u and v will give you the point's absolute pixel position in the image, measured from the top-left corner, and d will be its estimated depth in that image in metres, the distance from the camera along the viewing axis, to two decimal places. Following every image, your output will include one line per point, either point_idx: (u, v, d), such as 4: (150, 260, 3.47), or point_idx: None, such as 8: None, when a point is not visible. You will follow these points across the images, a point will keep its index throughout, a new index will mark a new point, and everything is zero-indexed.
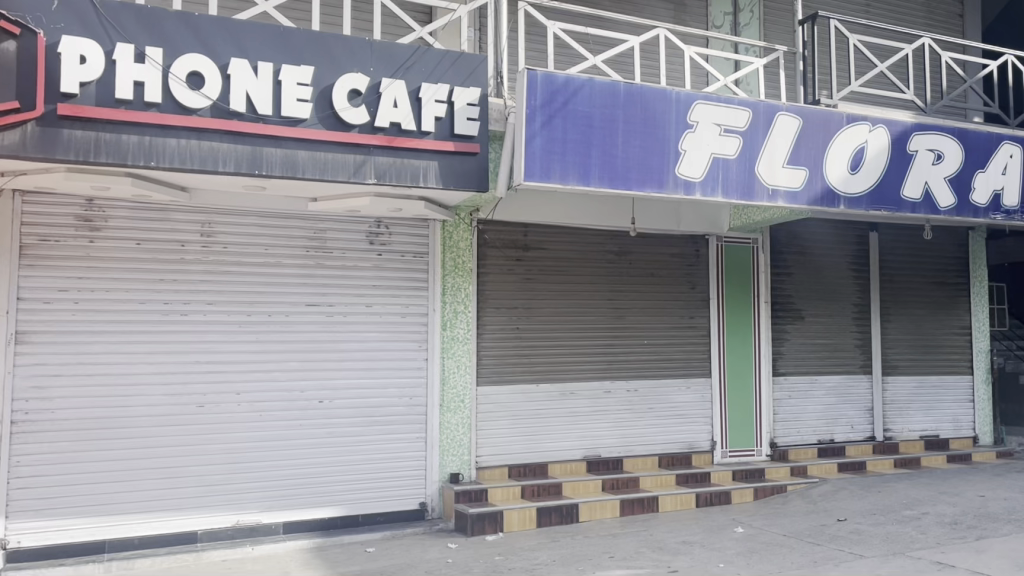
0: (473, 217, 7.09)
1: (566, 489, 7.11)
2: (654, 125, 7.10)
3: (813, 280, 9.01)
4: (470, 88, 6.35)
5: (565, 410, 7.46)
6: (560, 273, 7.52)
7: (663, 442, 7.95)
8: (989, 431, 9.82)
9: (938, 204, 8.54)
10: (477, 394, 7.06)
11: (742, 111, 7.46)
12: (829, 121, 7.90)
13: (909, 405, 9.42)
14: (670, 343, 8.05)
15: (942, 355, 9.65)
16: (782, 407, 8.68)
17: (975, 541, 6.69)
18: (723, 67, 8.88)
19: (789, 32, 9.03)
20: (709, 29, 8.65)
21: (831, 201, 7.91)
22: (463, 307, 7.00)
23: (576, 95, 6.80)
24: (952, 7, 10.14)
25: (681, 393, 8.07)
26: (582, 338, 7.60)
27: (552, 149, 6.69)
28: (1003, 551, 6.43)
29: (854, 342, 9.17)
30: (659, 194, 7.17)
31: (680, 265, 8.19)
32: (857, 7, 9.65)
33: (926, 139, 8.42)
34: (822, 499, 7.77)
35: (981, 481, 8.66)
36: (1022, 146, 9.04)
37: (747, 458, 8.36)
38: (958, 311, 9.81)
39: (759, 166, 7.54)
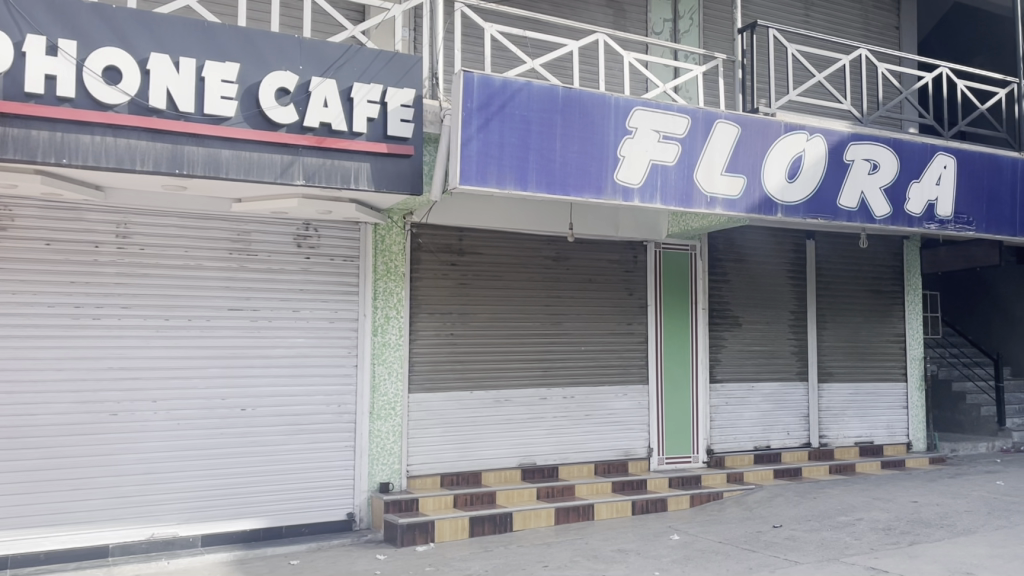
0: (407, 220, 6.96)
1: (500, 498, 7.00)
2: (593, 130, 7.05)
3: (750, 288, 9.04)
4: (404, 89, 6.24)
5: (499, 418, 7.35)
6: (496, 278, 7.42)
7: (599, 449, 7.87)
8: (922, 437, 9.92)
9: (874, 214, 8.64)
10: (408, 401, 6.91)
11: (681, 118, 7.46)
12: (767, 129, 7.94)
13: (844, 412, 9.50)
14: (607, 350, 7.99)
15: (877, 362, 9.76)
16: (719, 414, 8.69)
17: (908, 546, 6.74)
18: (663, 74, 8.85)
19: (728, 40, 9.02)
20: (648, 35, 8.61)
21: (768, 208, 7.94)
22: (395, 312, 6.85)
23: (514, 99, 6.72)
24: (889, 19, 10.23)
25: (617, 400, 8.01)
26: (518, 344, 7.50)
27: (488, 152, 6.59)
28: (935, 556, 6.48)
29: (790, 348, 9.22)
30: (598, 200, 7.11)
31: (617, 271, 8.13)
32: (797, 16, 9.65)
33: (861, 149, 8.51)
34: (757, 506, 7.77)
35: (913, 487, 8.76)
36: (956, 157, 9.20)
37: (684, 465, 8.34)
38: (892, 319, 9.93)
39: (698, 173, 7.53)
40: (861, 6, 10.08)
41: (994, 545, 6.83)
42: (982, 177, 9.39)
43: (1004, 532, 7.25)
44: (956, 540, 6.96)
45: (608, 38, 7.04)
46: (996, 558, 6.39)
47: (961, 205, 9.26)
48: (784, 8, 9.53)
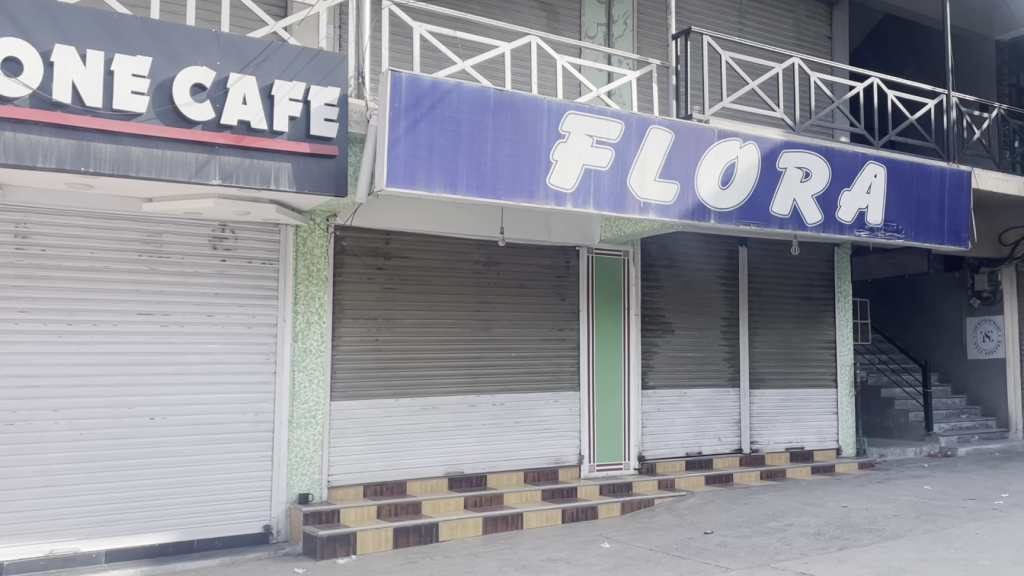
0: (330, 222, 6.78)
1: (426, 508, 6.83)
2: (525, 133, 6.95)
3: (682, 294, 9.03)
4: (328, 87, 6.10)
5: (426, 426, 7.19)
6: (424, 283, 7.27)
7: (528, 456, 7.76)
8: (852, 442, 10.02)
9: (806, 221, 8.69)
10: (330, 409, 6.72)
11: (615, 123, 7.40)
12: (701, 135, 7.93)
13: (775, 418, 9.53)
14: (537, 355, 7.88)
15: (807, 369, 9.83)
16: (651, 420, 8.64)
17: (838, 551, 6.75)
18: (596, 78, 8.77)
19: (662, 46, 9.00)
20: (582, 39, 8.51)
21: (702, 215, 7.93)
22: (316, 316, 6.66)
23: (443, 100, 6.58)
24: (821, 28, 10.25)
25: (548, 407, 7.91)
26: (447, 350, 7.35)
27: (417, 154, 6.44)
28: (864, 560, 6.50)
29: (722, 355, 9.23)
30: (530, 204, 7.01)
31: (549, 277, 8.03)
32: (731, 23, 9.64)
33: (794, 156, 8.57)
34: (688, 512, 7.74)
35: (842, 492, 8.82)
36: (886, 166, 9.32)
37: (615, 472, 8.27)
38: (823, 325, 10.01)
39: (632, 178, 7.48)
40: (795, 15, 10.11)
41: (921, 549, 6.89)
42: (912, 186, 9.53)
43: (931, 535, 7.33)
44: (884, 544, 7.00)
45: (540, 41, 6.95)
46: (925, 562, 6.44)
47: (891, 214, 9.38)
48: (718, 15, 9.51)
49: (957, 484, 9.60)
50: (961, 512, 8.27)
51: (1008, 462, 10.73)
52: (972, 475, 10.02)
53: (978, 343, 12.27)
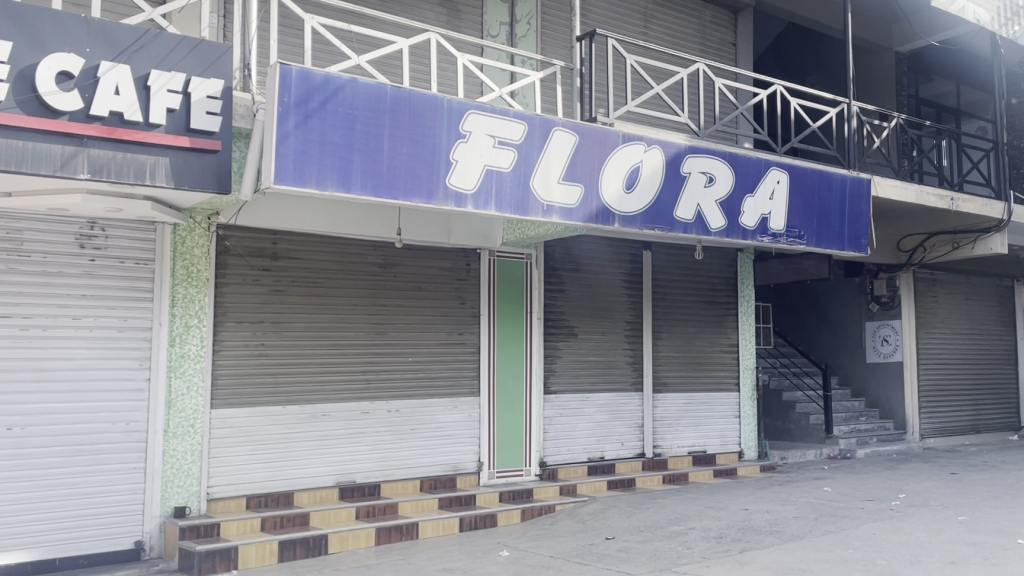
0: (212, 221, 6.47)
1: (315, 519, 6.59)
2: (423, 132, 6.76)
3: (586, 298, 8.95)
4: (210, 79, 5.81)
5: (315, 434, 6.92)
6: (314, 286, 7.00)
7: (425, 464, 7.56)
8: (753, 445, 10.11)
9: (710, 226, 8.71)
10: (210, 417, 6.41)
11: (517, 124, 7.28)
12: (605, 139, 7.87)
13: (678, 422, 9.54)
14: (435, 361, 7.68)
15: (710, 372, 9.87)
16: (553, 426, 8.53)
17: (739, 554, 6.74)
18: (499, 78, 8.63)
19: (566, 48, 8.92)
20: (484, 37, 8.36)
21: (605, 218, 7.85)
22: (196, 320, 6.35)
23: (337, 96, 6.35)
24: (726, 35, 10.30)
25: (446, 412, 7.72)
26: (338, 355, 7.10)
27: (308, 151, 6.18)
28: (764, 563, 6.49)
29: (625, 359, 9.18)
30: (429, 205, 6.82)
31: (449, 280, 7.84)
32: (636, 27, 9.57)
33: (697, 161, 8.58)
34: (590, 518, 7.65)
35: (744, 495, 8.86)
36: (788, 172, 9.43)
37: (515, 479, 8.13)
38: (726, 329, 10.08)
39: (535, 180, 7.36)
40: (700, 20, 10.11)
41: (820, 550, 6.93)
42: (813, 192, 9.67)
43: (830, 536, 7.39)
44: (784, 546, 7.01)
45: (438, 37, 6.78)
46: (823, 563, 6.47)
47: (793, 219, 9.48)
48: (624, 17, 9.45)
49: (856, 486, 9.76)
50: (860, 513, 8.39)
51: (904, 463, 10.98)
52: (870, 477, 10.22)
53: (876, 347, 12.55)
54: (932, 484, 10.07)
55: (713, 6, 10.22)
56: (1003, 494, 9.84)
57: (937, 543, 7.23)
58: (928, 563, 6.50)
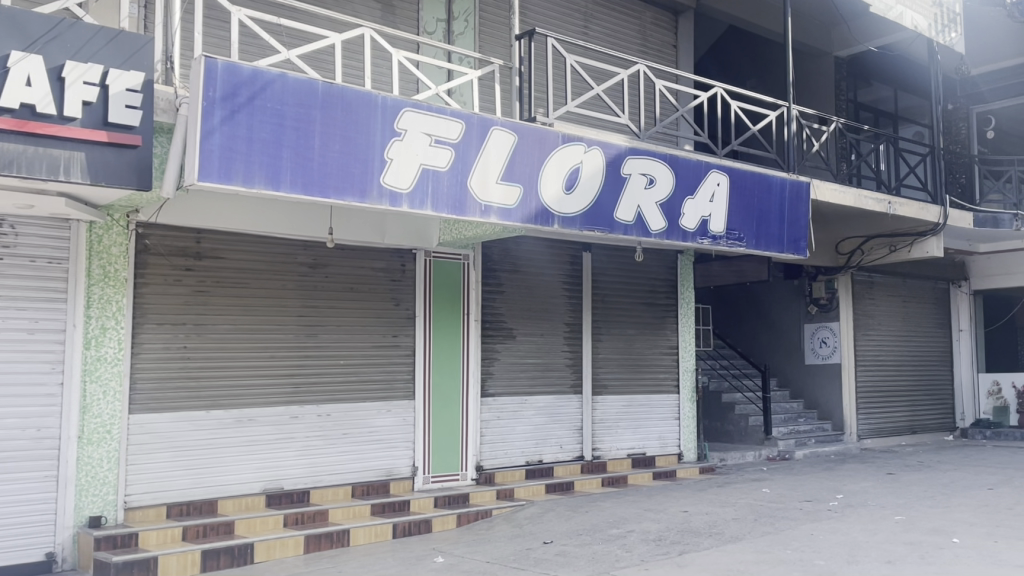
0: (131, 219, 6.24)
1: (240, 528, 6.39)
2: (356, 129, 6.59)
3: (525, 300, 8.85)
4: (130, 72, 5.59)
5: (240, 440, 6.72)
6: (241, 286, 6.81)
7: (358, 469, 7.39)
8: (693, 447, 10.11)
9: (650, 228, 8.67)
10: (128, 423, 6.19)
11: (454, 122, 7.15)
12: (544, 138, 7.78)
13: (617, 424, 9.48)
14: (368, 363, 7.52)
15: (649, 374, 9.84)
16: (490, 429, 8.40)
17: (678, 556, 6.69)
18: (435, 76, 8.49)
19: (505, 46, 8.82)
20: (420, 34, 8.21)
21: (544, 219, 7.76)
22: (113, 322, 6.12)
23: (266, 90, 6.15)
24: (666, 36, 10.28)
25: (379, 417, 7.55)
26: (265, 358, 6.91)
27: (234, 148, 5.98)
28: (704, 564, 6.45)
29: (564, 361, 9.10)
30: (362, 204, 6.65)
31: (383, 281, 7.68)
32: (577, 27, 9.49)
33: (638, 163, 8.54)
34: (527, 522, 7.55)
35: (683, 497, 8.84)
36: (728, 175, 9.44)
37: (451, 483, 7.98)
38: (666, 331, 10.06)
39: (472, 180, 7.23)
40: (641, 21, 10.07)
41: (758, 551, 6.92)
42: (753, 195, 9.69)
43: (768, 537, 7.38)
44: (723, 548, 6.98)
45: (371, 32, 6.63)
46: (762, 564, 6.45)
47: (733, 222, 9.49)
48: (565, 16, 9.35)
49: (794, 486, 9.81)
50: (798, 513, 8.42)
51: (842, 463, 11.08)
52: (808, 478, 10.28)
53: (815, 349, 12.67)
54: (870, 484, 10.17)
55: (654, 8, 10.19)
56: (938, 493, 9.97)
57: (874, 543, 7.27)
58: (865, 563, 6.52)
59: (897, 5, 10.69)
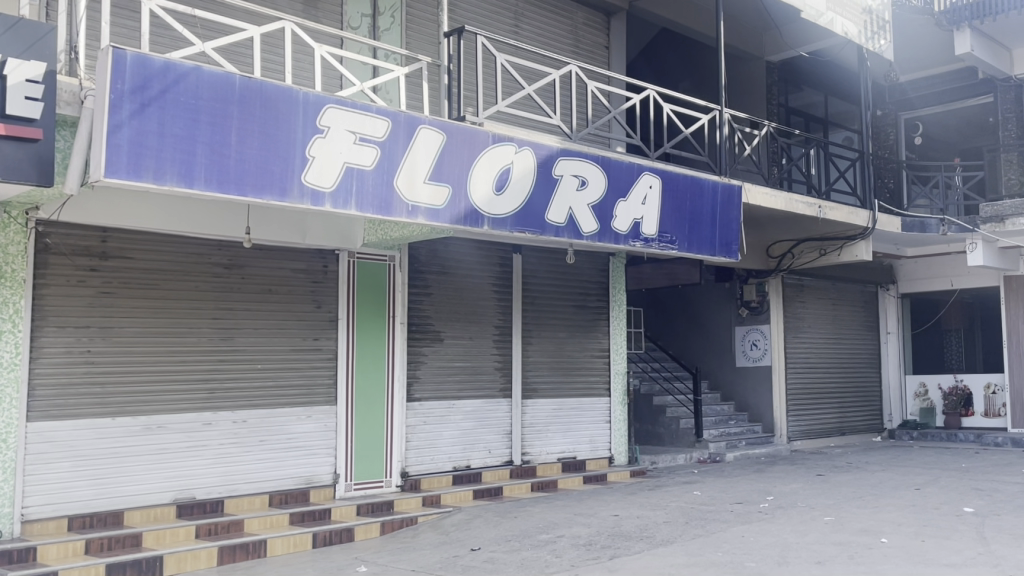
0: (30, 216, 6.00)
1: (148, 540, 6.13)
2: (277, 125, 6.35)
3: (453, 303, 8.69)
4: (30, 62, 5.31)
5: (148, 448, 6.48)
6: (151, 287, 6.58)
7: (275, 478, 7.17)
8: (624, 450, 10.05)
9: (581, 230, 8.59)
10: (25, 431, 5.93)
11: (380, 120, 6.95)
12: (474, 138, 7.63)
13: (547, 428, 9.38)
14: (287, 367, 7.31)
15: (581, 378, 9.76)
16: (415, 434, 8.22)
17: (608, 561, 6.58)
18: (360, 72, 8.29)
19: (433, 44, 8.67)
20: (345, 29, 8.01)
21: (473, 220, 7.61)
22: (9, 326, 5.85)
23: (179, 83, 5.88)
24: (598, 37, 10.21)
25: (299, 423, 7.35)
26: (176, 363, 6.68)
27: (144, 143, 5.70)
28: (635, 568, 6.35)
29: (493, 364, 8.96)
30: (282, 204, 6.41)
31: (303, 282, 7.48)
32: (507, 25, 9.36)
33: (570, 164, 8.44)
34: (454, 529, 7.39)
35: (614, 501, 8.77)
36: (661, 178, 9.40)
37: (374, 490, 7.78)
38: (597, 334, 9.99)
39: (399, 179, 7.04)
40: (572, 21, 9.98)
41: (690, 554, 6.85)
42: (685, 198, 9.67)
43: (699, 540, 7.33)
44: (654, 551, 6.90)
45: (293, 26, 6.43)
46: (692, 567, 6.38)
47: (665, 224, 9.47)
48: (495, 14, 9.21)
49: (725, 489, 9.82)
50: (729, 515, 8.41)
51: (772, 465, 11.14)
52: (739, 480, 10.31)
53: (746, 352, 12.76)
54: (799, 486, 10.22)
55: (586, 8, 10.12)
56: (866, 494, 10.07)
57: (804, 544, 7.27)
58: (795, 564, 6.50)
59: (828, 12, 10.76)
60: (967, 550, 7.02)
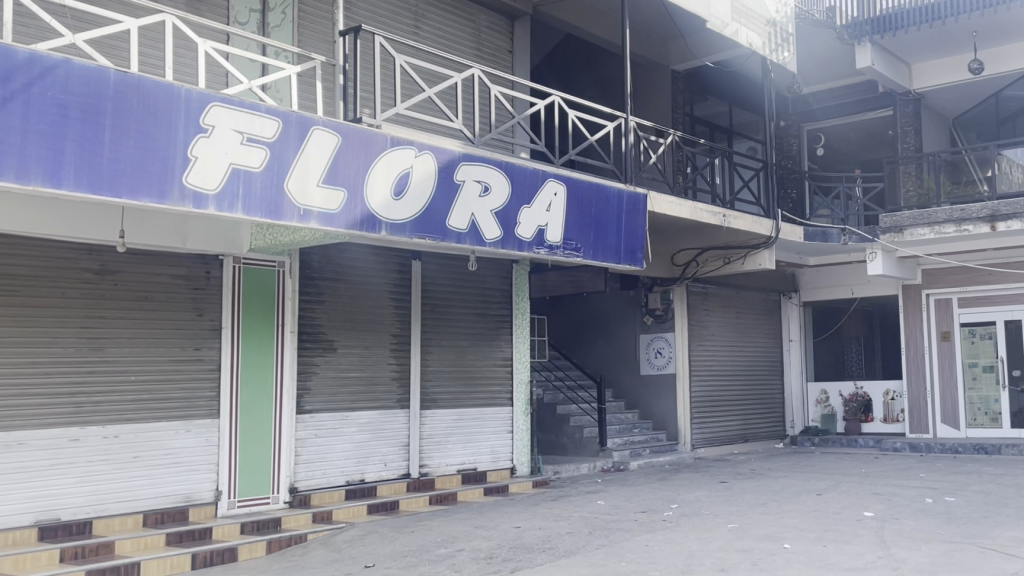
0: None
1: (6, 565, 5.69)
2: (155, 123, 5.94)
3: (348, 311, 8.38)
4: None
5: (6, 467, 6.05)
6: (11, 294, 6.19)
7: (150, 497, 6.80)
8: (526, 460, 9.88)
9: (484, 236, 8.39)
10: None
11: (270, 121, 6.60)
12: (372, 141, 7.32)
13: (446, 439, 9.14)
14: (165, 380, 6.96)
15: (482, 388, 9.57)
16: (306, 448, 7.90)
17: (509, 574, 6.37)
18: (248, 70, 7.99)
19: (329, 43, 8.44)
20: (232, 24, 7.70)
21: (371, 225, 7.31)
22: None
23: (45, 76, 5.44)
24: (502, 41, 10.06)
25: (178, 438, 6.99)
26: (40, 375, 6.29)
27: (5, 139, 5.23)
28: None
29: (390, 374, 8.69)
30: (162, 207, 6.00)
31: (183, 289, 7.14)
32: (406, 26, 9.13)
33: (473, 169, 8.22)
34: (347, 546, 7.07)
35: (515, 513, 8.57)
36: (566, 185, 9.27)
37: (260, 508, 7.43)
38: (499, 342, 9.82)
39: (290, 182, 6.70)
40: (475, 24, 9.79)
41: (593, 564, 6.70)
42: (590, 205, 9.56)
43: (603, 550, 7.19)
44: (556, 563, 6.73)
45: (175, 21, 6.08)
46: None
47: (569, 232, 9.35)
48: (393, 14, 8.97)
49: (629, 498, 9.75)
50: (633, 525, 8.31)
51: (676, 473, 11.12)
52: (643, 488, 10.24)
53: (650, 360, 12.77)
54: (703, 494, 10.21)
55: (490, 11, 9.95)
56: (770, 500, 10.12)
57: (708, 551, 7.20)
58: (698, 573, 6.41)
59: (733, 23, 10.81)
60: (867, 554, 7.06)
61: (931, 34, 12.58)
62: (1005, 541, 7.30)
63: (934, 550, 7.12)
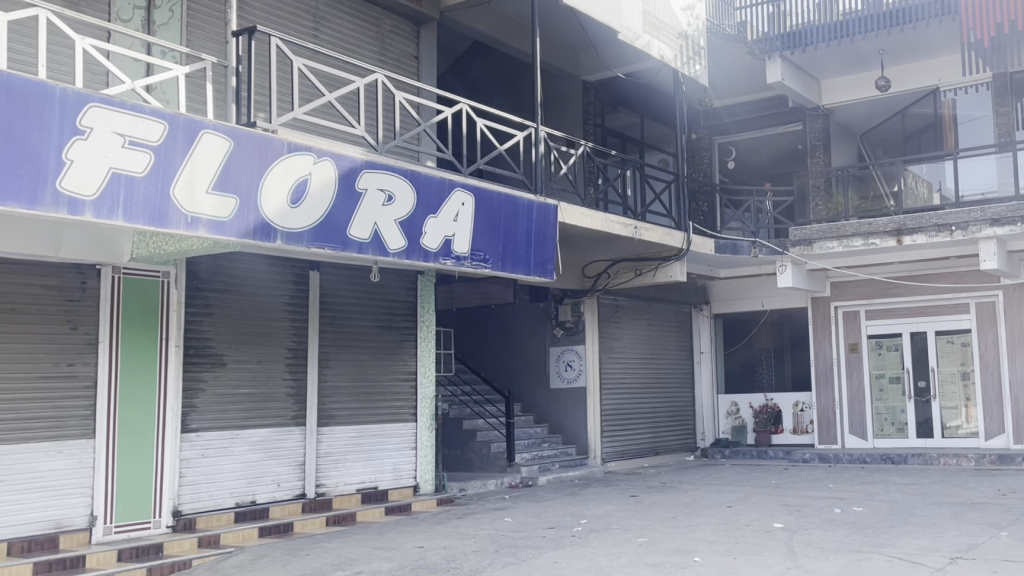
0: None
1: None
2: (25, 123, 5.49)
3: (239, 325, 8.00)
4: None
5: None
6: None
7: (14, 523, 6.32)
8: (430, 478, 9.59)
9: (387, 246, 8.10)
10: None
11: (154, 123, 6.18)
12: (266, 146, 6.96)
13: (345, 457, 8.81)
14: (33, 398, 6.52)
15: (384, 403, 9.26)
16: (191, 469, 7.49)
17: None
18: (131, 70, 7.58)
19: (220, 43, 8.08)
20: (113, 21, 7.30)
21: (266, 234, 6.93)
22: None
23: None
24: (407, 47, 9.81)
25: (46, 460, 6.53)
26: None
27: None
28: None
29: (284, 391, 8.33)
30: (31, 212, 5.56)
31: (55, 302, 6.71)
32: (305, 28, 8.81)
33: (375, 177, 7.91)
34: (235, 570, 6.65)
35: (418, 532, 8.27)
36: (473, 194, 9.03)
37: (140, 533, 6.98)
38: (403, 356, 9.53)
39: (176, 188, 6.28)
40: (378, 29, 9.52)
41: None
42: (499, 215, 9.35)
43: (509, 568, 6.97)
44: None
45: (51, 17, 5.65)
46: None
47: (477, 242, 9.11)
48: (291, 16, 8.66)
49: (537, 513, 9.55)
50: (541, 541, 8.10)
51: (585, 487, 10.98)
52: (552, 504, 10.05)
53: (560, 373, 12.63)
54: (613, 508, 10.07)
55: (394, 15, 9.69)
56: (680, 513, 10.04)
57: (617, 567, 7.03)
58: None
59: (645, 34, 10.75)
60: (776, 565, 6.99)
61: (841, 51, 12.79)
62: (911, 549, 7.32)
63: (841, 560, 7.10)
